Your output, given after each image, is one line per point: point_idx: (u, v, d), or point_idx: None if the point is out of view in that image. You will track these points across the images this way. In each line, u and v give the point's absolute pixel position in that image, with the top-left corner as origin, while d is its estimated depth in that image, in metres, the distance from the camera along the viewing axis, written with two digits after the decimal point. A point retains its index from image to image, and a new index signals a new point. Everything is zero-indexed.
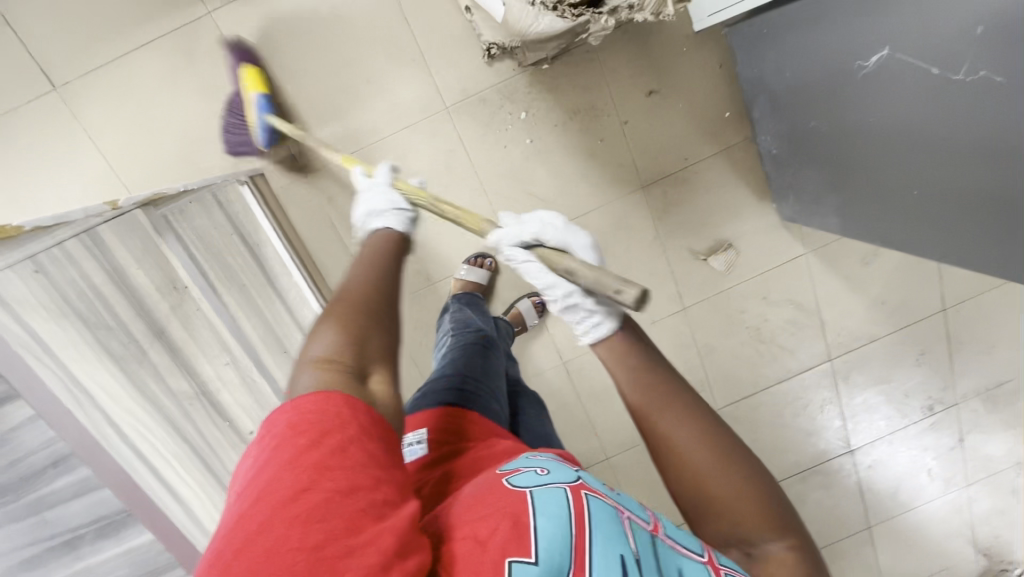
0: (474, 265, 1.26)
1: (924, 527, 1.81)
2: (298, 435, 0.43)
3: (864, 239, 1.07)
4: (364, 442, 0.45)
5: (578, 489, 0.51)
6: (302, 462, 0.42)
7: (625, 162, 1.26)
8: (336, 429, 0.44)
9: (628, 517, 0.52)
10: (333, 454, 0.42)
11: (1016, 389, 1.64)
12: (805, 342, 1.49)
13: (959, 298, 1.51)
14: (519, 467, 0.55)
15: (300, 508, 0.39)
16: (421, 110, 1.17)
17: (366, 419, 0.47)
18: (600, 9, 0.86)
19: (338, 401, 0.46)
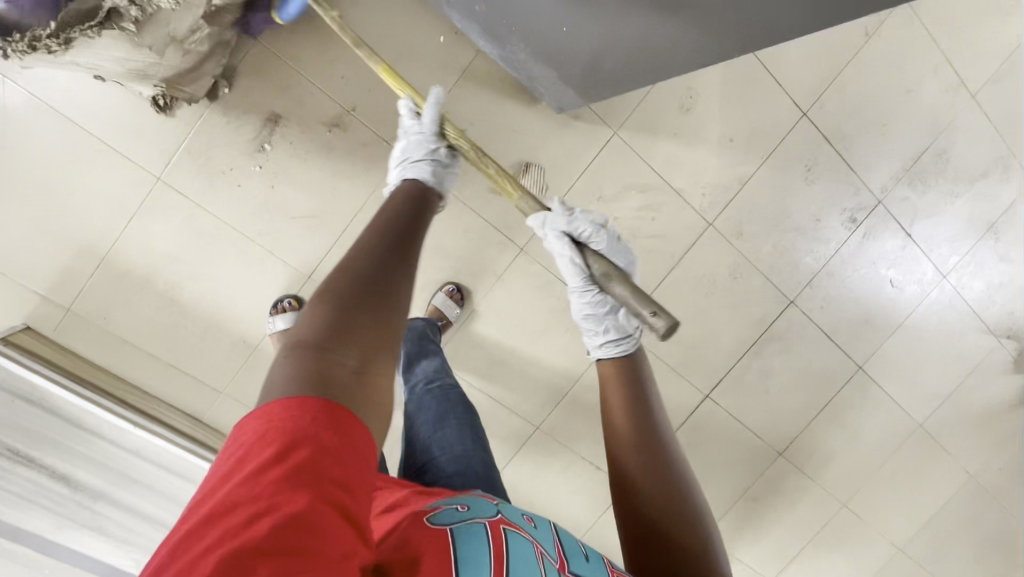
0: (276, 313, 1.18)
1: (921, 338, 1.60)
2: (255, 451, 0.37)
3: (604, 96, 1.01)
4: (339, 457, 0.38)
5: (498, 525, 0.56)
6: (257, 485, 0.35)
7: (368, 139, 1.14)
8: (300, 440, 0.37)
9: (542, 551, 0.57)
10: (288, 471, 0.36)
11: (937, 154, 1.43)
12: (672, 219, 1.33)
13: (816, 93, 1.31)
14: (441, 505, 0.58)
15: (249, 538, 0.33)
16: (137, 192, 1.09)
17: (356, 433, 0.40)
18: (88, 26, 0.74)
19: (308, 407, 0.39)
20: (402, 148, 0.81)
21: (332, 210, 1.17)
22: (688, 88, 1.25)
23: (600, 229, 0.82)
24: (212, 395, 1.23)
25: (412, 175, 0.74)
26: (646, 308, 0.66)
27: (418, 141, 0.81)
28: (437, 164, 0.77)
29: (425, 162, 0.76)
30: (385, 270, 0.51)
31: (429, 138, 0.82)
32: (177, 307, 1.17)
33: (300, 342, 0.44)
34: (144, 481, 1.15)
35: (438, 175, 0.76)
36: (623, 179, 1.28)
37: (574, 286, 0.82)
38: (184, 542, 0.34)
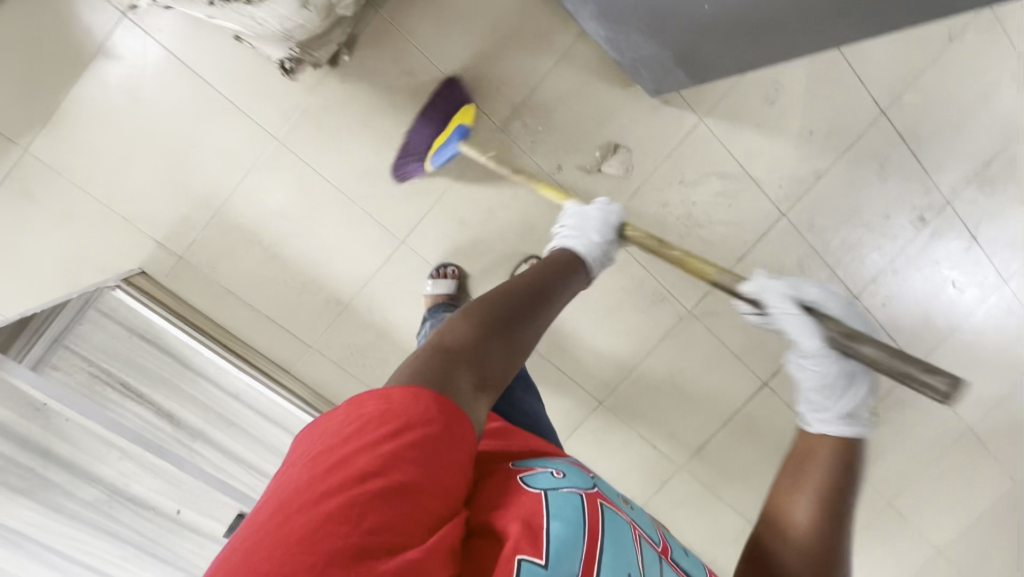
0: (438, 278, 1.27)
1: (978, 342, 1.62)
2: (374, 426, 0.44)
3: (707, 80, 1.07)
4: (442, 445, 0.45)
5: (594, 498, 0.55)
6: (376, 450, 0.42)
7: (470, 113, 1.20)
8: (416, 423, 0.44)
9: (639, 534, 0.57)
10: (415, 452, 0.43)
11: (1007, 160, 1.46)
12: (747, 208, 1.37)
13: (897, 92, 1.35)
14: (536, 468, 0.59)
15: (365, 490, 0.40)
16: (255, 150, 1.16)
17: (469, 434, 0.47)
18: None
19: (406, 395, 0.46)
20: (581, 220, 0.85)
21: (430, 178, 1.24)
22: (774, 81, 1.29)
23: (829, 293, 0.71)
24: (302, 349, 1.29)
25: (576, 250, 0.77)
26: (921, 369, 0.57)
27: (600, 224, 0.84)
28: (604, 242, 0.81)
29: (595, 248, 0.78)
30: (508, 318, 0.56)
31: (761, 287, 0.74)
32: (280, 262, 1.24)
33: (444, 345, 0.52)
34: (241, 425, 1.22)
35: (600, 260, 0.78)
36: (704, 166, 1.33)
37: (808, 355, 0.67)
38: (310, 483, 0.41)
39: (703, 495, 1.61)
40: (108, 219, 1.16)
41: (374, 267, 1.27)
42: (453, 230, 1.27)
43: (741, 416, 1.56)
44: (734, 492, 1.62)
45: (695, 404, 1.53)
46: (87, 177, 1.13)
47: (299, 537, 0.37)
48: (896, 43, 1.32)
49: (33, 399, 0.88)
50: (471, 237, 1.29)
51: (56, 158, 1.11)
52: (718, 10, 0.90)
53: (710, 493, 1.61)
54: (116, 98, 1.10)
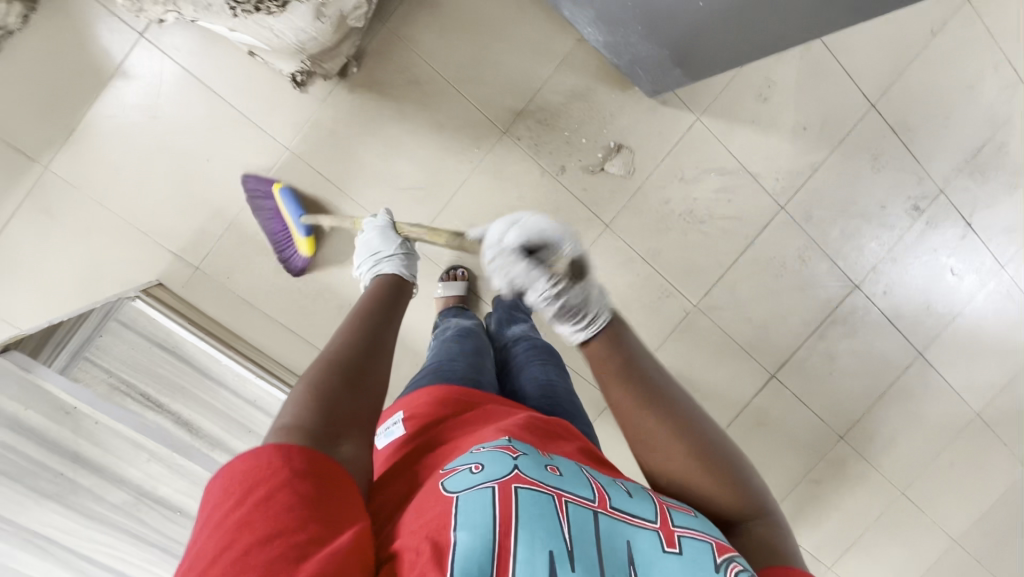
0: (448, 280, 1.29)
1: (979, 328, 1.65)
2: (222, 504, 0.43)
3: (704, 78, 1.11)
4: (293, 484, 0.44)
5: (507, 484, 0.49)
6: (226, 521, 0.42)
7: (475, 119, 1.24)
8: (257, 483, 0.44)
9: (569, 499, 0.50)
10: (262, 504, 0.42)
11: (996, 148, 1.50)
12: (746, 203, 1.41)
13: (885, 86, 1.40)
14: (457, 467, 0.54)
15: (220, 566, 0.39)
16: (268, 161, 1.20)
17: (320, 465, 0.47)
18: None
19: (246, 461, 0.46)
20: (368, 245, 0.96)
21: (439, 183, 1.27)
22: (766, 79, 1.34)
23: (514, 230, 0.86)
24: (317, 356, 1.31)
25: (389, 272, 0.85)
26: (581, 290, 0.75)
27: (380, 238, 0.97)
28: (396, 259, 0.90)
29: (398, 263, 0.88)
30: (359, 354, 0.60)
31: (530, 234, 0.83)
32: (294, 270, 1.26)
33: (297, 412, 0.52)
34: (258, 431, 1.20)
35: (409, 268, 0.90)
36: (703, 163, 1.36)
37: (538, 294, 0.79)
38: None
39: None
40: (125, 232, 1.18)
41: None
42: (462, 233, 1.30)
43: (749, 409, 1.57)
44: None
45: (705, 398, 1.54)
46: (106, 192, 1.16)
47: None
48: (883, 38, 1.37)
49: (64, 401, 0.94)
50: None
51: (77, 175, 1.14)
52: (712, 8, 0.94)
53: None
54: (134, 115, 1.14)
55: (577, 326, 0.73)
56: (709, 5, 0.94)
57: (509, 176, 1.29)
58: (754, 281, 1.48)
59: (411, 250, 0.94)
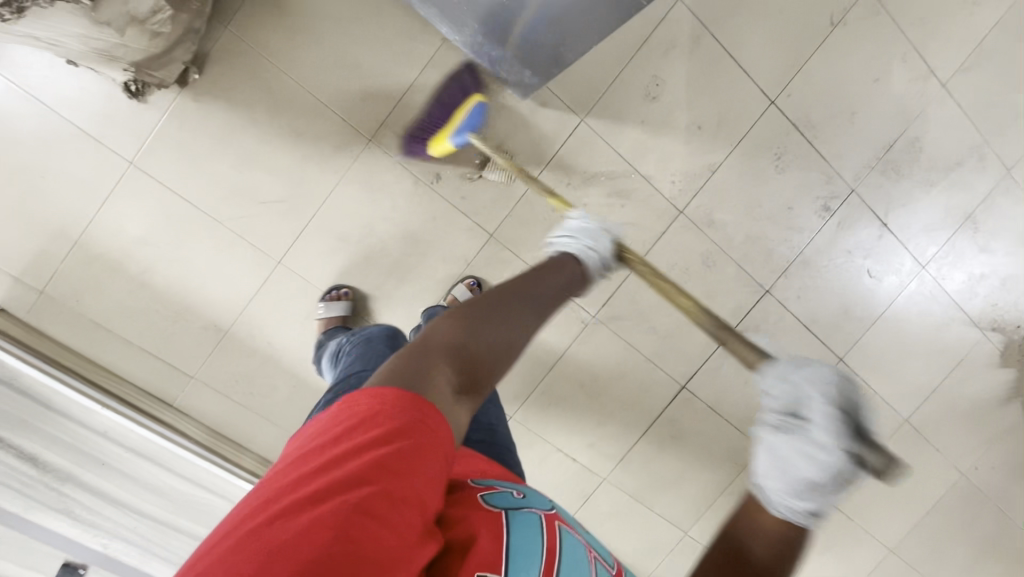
0: (331, 300, 1.23)
1: (902, 331, 1.58)
2: (361, 429, 0.41)
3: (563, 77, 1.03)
4: (436, 457, 0.41)
5: (551, 519, 0.56)
6: (361, 455, 0.39)
7: (336, 125, 1.17)
8: (401, 432, 0.40)
9: (594, 556, 0.56)
10: (396, 464, 0.39)
11: (908, 143, 1.42)
12: (642, 208, 1.34)
13: (784, 81, 1.32)
14: (497, 488, 0.59)
15: (357, 494, 0.37)
16: (110, 176, 1.12)
17: (452, 447, 0.44)
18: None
19: (405, 399, 0.43)
20: (581, 227, 0.82)
21: (303, 195, 1.20)
22: (653, 76, 1.26)
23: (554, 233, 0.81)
24: (183, 380, 1.24)
25: (574, 252, 0.76)
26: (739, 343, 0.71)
27: (598, 237, 0.81)
28: (600, 258, 0.77)
29: (587, 248, 0.76)
30: (514, 320, 0.54)
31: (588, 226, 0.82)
32: (149, 290, 1.19)
33: (425, 343, 0.49)
34: (110, 464, 1.15)
35: (593, 260, 0.76)
36: (592, 167, 1.29)
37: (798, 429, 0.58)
38: (293, 484, 0.38)
39: (630, 506, 1.56)
40: None
41: (252, 290, 1.23)
42: (331, 247, 1.23)
43: (661, 422, 1.51)
44: (664, 500, 1.57)
45: (613, 412, 1.48)
46: None
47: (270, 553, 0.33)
48: (778, 30, 1.29)
49: None
50: (352, 253, 1.25)
51: None
52: None
53: (638, 503, 1.56)
54: None
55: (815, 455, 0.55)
56: None
57: (379, 186, 1.21)
58: (657, 288, 1.41)
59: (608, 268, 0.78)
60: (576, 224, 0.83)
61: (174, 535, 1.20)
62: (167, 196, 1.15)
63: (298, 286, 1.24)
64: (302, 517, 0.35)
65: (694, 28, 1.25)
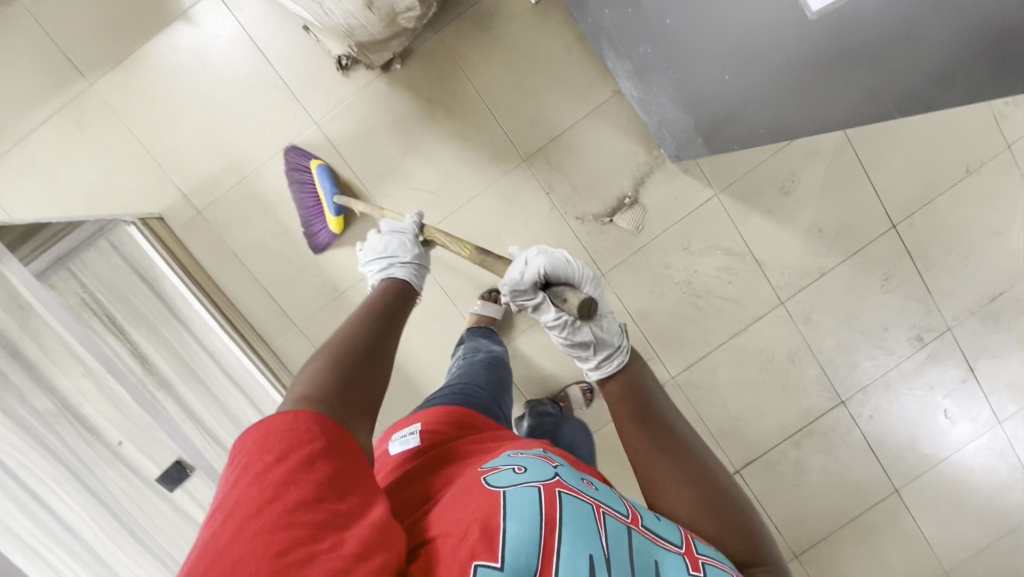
0: (487, 300, 1.33)
1: (965, 480, 1.56)
2: (265, 461, 0.46)
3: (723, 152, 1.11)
4: (328, 451, 0.48)
5: (552, 487, 0.53)
6: (268, 480, 0.44)
7: (498, 140, 1.28)
8: (298, 447, 0.47)
9: (605, 511, 0.54)
10: (311, 469, 0.46)
11: (1014, 299, 1.46)
12: (746, 288, 1.40)
13: (909, 210, 1.39)
14: (500, 467, 0.58)
15: (270, 517, 0.42)
16: (294, 130, 1.24)
17: (347, 443, 0.52)
18: None
19: (296, 423, 0.50)
20: (381, 247, 0.97)
21: (450, 192, 1.29)
22: (791, 174, 1.35)
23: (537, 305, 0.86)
24: (288, 326, 1.32)
25: (400, 276, 0.91)
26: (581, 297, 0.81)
27: (403, 242, 0.98)
28: (414, 266, 0.95)
29: (410, 269, 0.93)
30: (366, 327, 0.71)
31: (406, 237, 0.99)
32: (288, 237, 1.29)
33: (319, 380, 0.59)
34: (205, 381, 1.20)
35: (419, 281, 0.94)
36: (711, 238, 1.36)
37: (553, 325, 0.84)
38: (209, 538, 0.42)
39: None
40: (143, 161, 1.23)
41: None
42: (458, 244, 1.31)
43: None
44: None
45: None
46: (138, 122, 1.22)
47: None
48: (916, 164, 1.37)
49: (22, 294, 0.96)
50: None
51: (115, 98, 1.20)
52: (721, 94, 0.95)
53: None
54: (182, 59, 1.20)
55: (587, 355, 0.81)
56: (723, 89, 0.94)
57: (517, 203, 1.30)
58: (738, 368, 1.44)
59: (426, 267, 0.97)
60: (382, 240, 0.99)
61: None
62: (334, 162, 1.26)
63: None
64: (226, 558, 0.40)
65: (838, 142, 1.35)
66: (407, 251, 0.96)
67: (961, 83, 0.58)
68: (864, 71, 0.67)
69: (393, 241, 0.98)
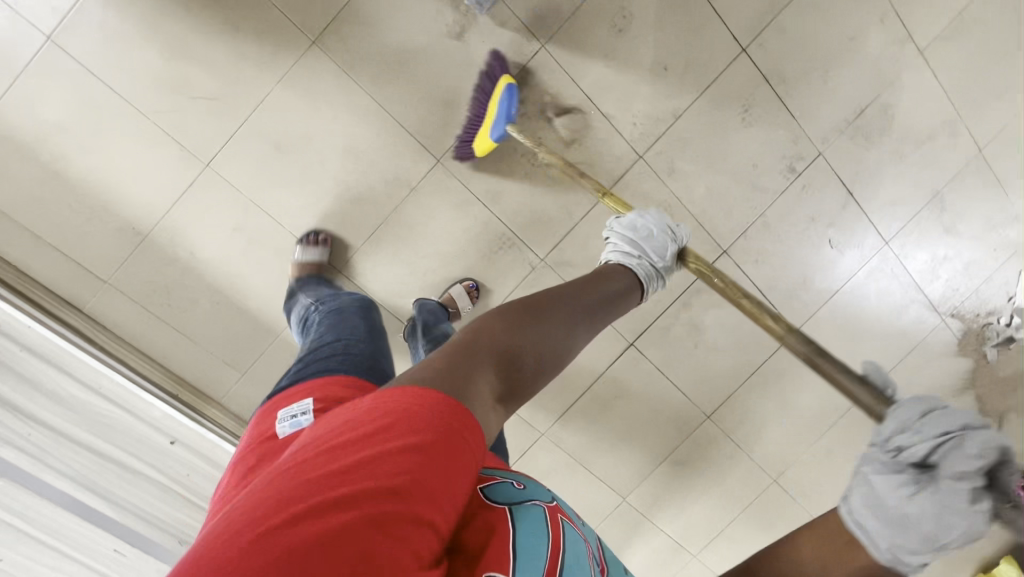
0: (307, 246, 1.20)
1: (862, 308, 1.53)
2: (391, 429, 0.39)
3: None
4: (467, 469, 0.41)
5: (555, 514, 0.56)
6: (398, 458, 0.37)
7: (275, 20, 1.09)
8: (434, 440, 0.39)
9: (590, 551, 0.56)
10: (434, 473, 0.38)
11: (880, 109, 1.38)
12: (600, 148, 1.28)
13: (757, 28, 1.27)
14: (499, 478, 0.60)
15: (379, 504, 0.35)
16: (24, 48, 1.04)
17: (477, 449, 0.43)
18: None
19: (443, 402, 0.42)
20: (636, 225, 0.92)
21: (237, 94, 1.12)
22: (622, 7, 1.20)
23: (923, 421, 0.53)
24: (96, 284, 1.17)
25: (625, 263, 0.87)
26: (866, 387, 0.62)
27: (662, 243, 0.90)
28: (648, 265, 0.88)
29: (645, 266, 0.87)
30: (542, 319, 0.60)
31: (671, 235, 0.92)
32: (62, 181, 1.11)
33: (477, 341, 0.53)
34: (4, 360, 1.04)
35: (647, 278, 0.87)
36: (550, 98, 1.23)
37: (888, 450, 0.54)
38: (306, 481, 0.35)
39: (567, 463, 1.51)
40: None
41: (176, 193, 1.15)
42: (264, 154, 1.16)
43: (604, 380, 1.46)
44: (602, 461, 1.53)
45: None
46: None
47: (280, 556, 0.31)
48: None
49: None
50: (286, 163, 1.17)
51: None
52: None
53: (574, 460, 1.52)
54: None
55: (941, 508, 0.49)
56: None
57: (320, 94, 1.14)
58: None
59: (665, 276, 0.90)
60: (650, 222, 0.93)
61: (72, 450, 1.10)
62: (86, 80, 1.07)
63: (225, 194, 1.16)
64: (310, 530, 0.32)
65: None
66: (661, 258, 0.89)
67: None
68: None
69: (658, 239, 0.91)
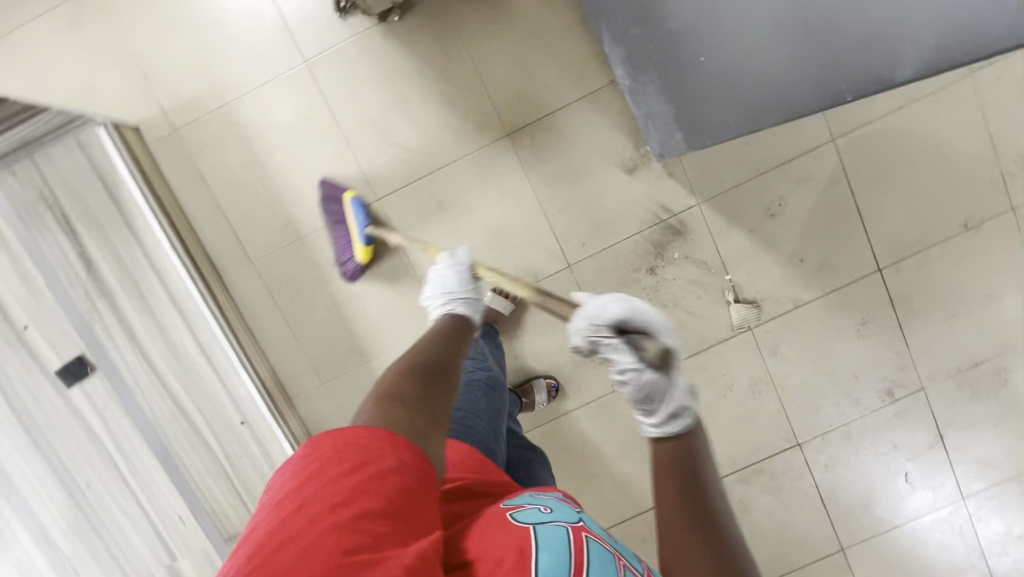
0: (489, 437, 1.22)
1: (919, 552, 1.45)
2: (337, 463, 0.45)
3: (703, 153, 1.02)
4: (405, 473, 0.47)
5: (580, 531, 0.52)
6: (343, 483, 0.44)
7: (485, 108, 1.25)
8: (376, 460, 0.46)
9: (624, 563, 0.51)
10: (381, 481, 0.45)
11: (996, 370, 1.38)
12: (715, 307, 1.34)
13: (898, 256, 1.33)
14: (525, 505, 0.57)
15: (334, 520, 0.42)
16: (283, 63, 1.24)
17: (419, 459, 0.49)
18: None
19: (387, 432, 0.49)
20: (442, 280, 0.91)
21: (427, 154, 1.27)
22: (779, 196, 1.30)
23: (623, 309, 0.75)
24: (242, 261, 1.31)
25: (460, 312, 0.85)
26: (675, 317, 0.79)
27: (461, 277, 0.92)
28: (471, 300, 0.88)
29: (465, 303, 0.87)
30: (434, 362, 0.65)
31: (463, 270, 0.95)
32: (259, 170, 1.27)
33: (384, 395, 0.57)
34: (147, 299, 1.18)
35: (472, 312, 0.87)
36: (687, 249, 1.31)
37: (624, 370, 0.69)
38: (278, 525, 0.42)
39: None
40: (130, 69, 1.23)
41: None
42: (426, 208, 1.28)
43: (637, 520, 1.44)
44: None
45: (598, 487, 1.42)
46: (132, 30, 1.22)
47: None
48: (910, 209, 1.31)
49: None
50: (441, 222, 1.29)
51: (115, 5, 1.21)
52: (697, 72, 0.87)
53: None
54: None
55: (630, 379, 0.68)
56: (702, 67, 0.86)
57: (494, 177, 1.28)
58: (693, 388, 1.39)
59: (478, 293, 0.91)
60: (446, 272, 0.94)
61: (162, 397, 1.18)
62: (317, 102, 1.25)
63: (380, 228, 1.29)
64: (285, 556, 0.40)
65: (833, 172, 1.30)
66: (464, 285, 0.90)
67: (911, 57, 0.54)
68: (846, 22, 0.58)
69: (450, 277, 0.92)
